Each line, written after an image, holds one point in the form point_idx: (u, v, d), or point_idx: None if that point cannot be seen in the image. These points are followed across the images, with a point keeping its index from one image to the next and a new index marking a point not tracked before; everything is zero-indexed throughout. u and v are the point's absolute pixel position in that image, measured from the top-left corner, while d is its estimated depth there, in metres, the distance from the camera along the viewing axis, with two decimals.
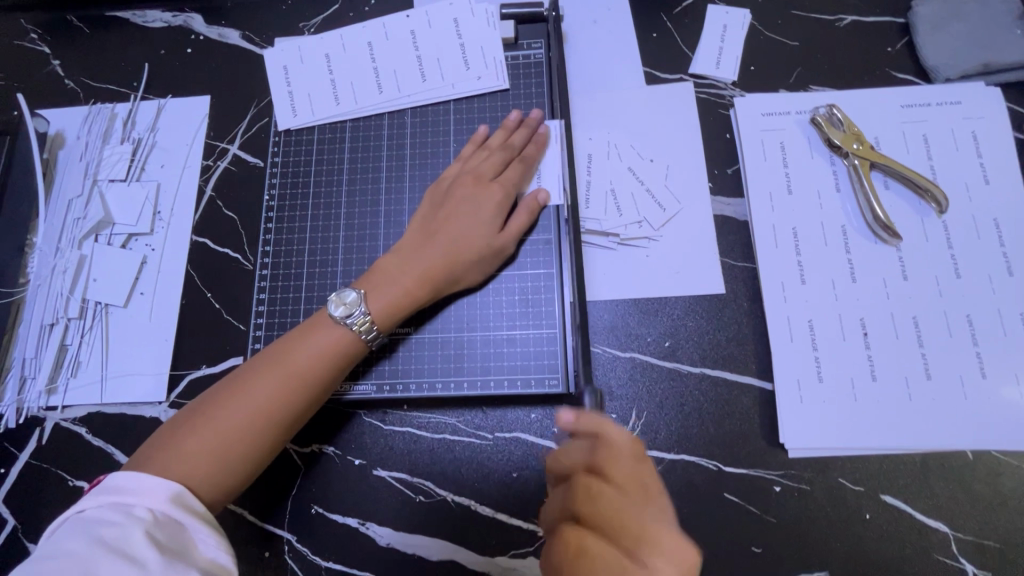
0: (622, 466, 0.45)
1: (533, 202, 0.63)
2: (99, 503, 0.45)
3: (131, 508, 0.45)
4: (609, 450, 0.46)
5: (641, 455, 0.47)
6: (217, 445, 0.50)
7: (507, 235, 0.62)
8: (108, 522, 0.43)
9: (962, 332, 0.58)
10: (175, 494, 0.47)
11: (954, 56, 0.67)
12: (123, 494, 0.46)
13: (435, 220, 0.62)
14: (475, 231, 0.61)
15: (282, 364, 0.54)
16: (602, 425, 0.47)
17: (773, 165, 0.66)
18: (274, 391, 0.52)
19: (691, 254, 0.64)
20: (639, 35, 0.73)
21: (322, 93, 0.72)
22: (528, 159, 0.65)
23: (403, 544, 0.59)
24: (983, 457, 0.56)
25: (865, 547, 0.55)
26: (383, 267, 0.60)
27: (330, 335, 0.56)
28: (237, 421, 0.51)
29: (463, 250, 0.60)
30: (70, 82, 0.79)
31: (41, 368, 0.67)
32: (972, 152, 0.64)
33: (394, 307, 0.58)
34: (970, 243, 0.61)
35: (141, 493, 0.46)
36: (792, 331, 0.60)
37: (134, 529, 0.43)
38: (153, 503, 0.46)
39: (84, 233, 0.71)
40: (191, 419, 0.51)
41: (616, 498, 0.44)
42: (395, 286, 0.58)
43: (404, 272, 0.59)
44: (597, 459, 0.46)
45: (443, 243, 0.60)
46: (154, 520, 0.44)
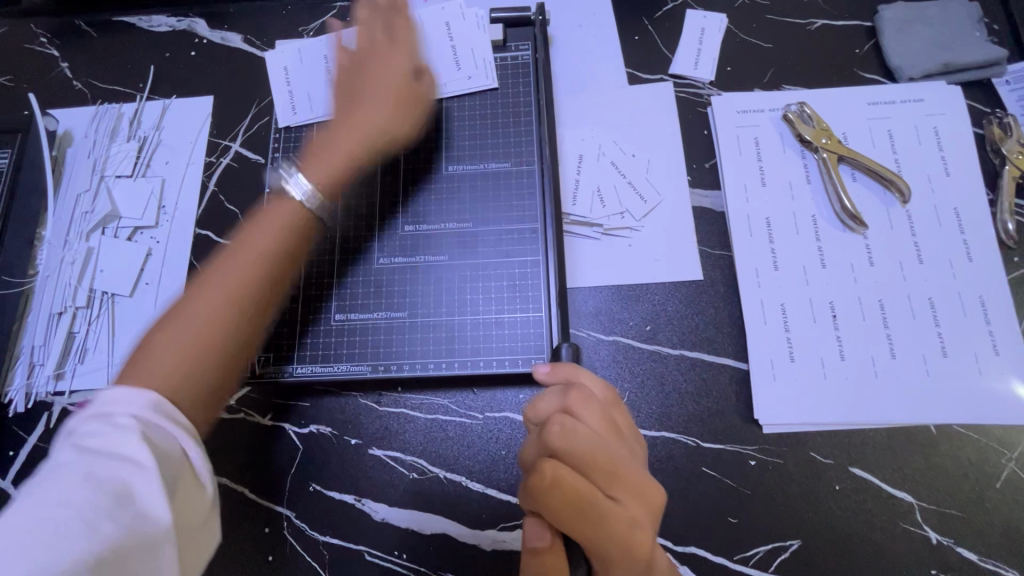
0: (593, 407, 0.50)
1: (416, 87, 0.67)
2: (84, 416, 0.41)
3: (114, 417, 0.40)
4: (582, 392, 0.50)
5: (611, 403, 0.52)
6: (179, 357, 0.46)
7: (412, 78, 0.67)
8: (93, 432, 0.40)
9: (924, 313, 0.62)
10: (155, 402, 0.42)
11: (917, 56, 0.71)
12: (102, 408, 0.41)
13: (347, 90, 0.66)
14: (385, 114, 0.65)
15: (250, 241, 0.53)
16: (573, 372, 0.54)
17: (748, 159, 0.70)
18: (250, 265, 0.52)
19: (670, 243, 0.68)
20: (621, 38, 0.77)
21: (320, 92, 0.76)
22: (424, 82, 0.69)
23: (397, 519, 0.62)
24: (945, 431, 0.59)
25: (835, 517, 0.58)
26: (320, 147, 0.62)
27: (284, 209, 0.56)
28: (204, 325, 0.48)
29: (381, 126, 0.64)
30: (78, 84, 0.82)
31: (49, 356, 0.70)
32: (934, 146, 0.68)
33: (335, 167, 0.61)
34: (932, 231, 0.65)
35: (117, 404, 0.41)
36: (766, 315, 0.64)
37: (123, 436, 0.39)
38: (135, 411, 0.41)
39: (91, 226, 0.74)
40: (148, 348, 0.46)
41: (590, 434, 0.47)
42: (333, 154, 0.62)
43: (337, 144, 0.62)
44: (570, 400, 0.50)
45: (355, 123, 0.64)
46: (142, 426, 0.40)
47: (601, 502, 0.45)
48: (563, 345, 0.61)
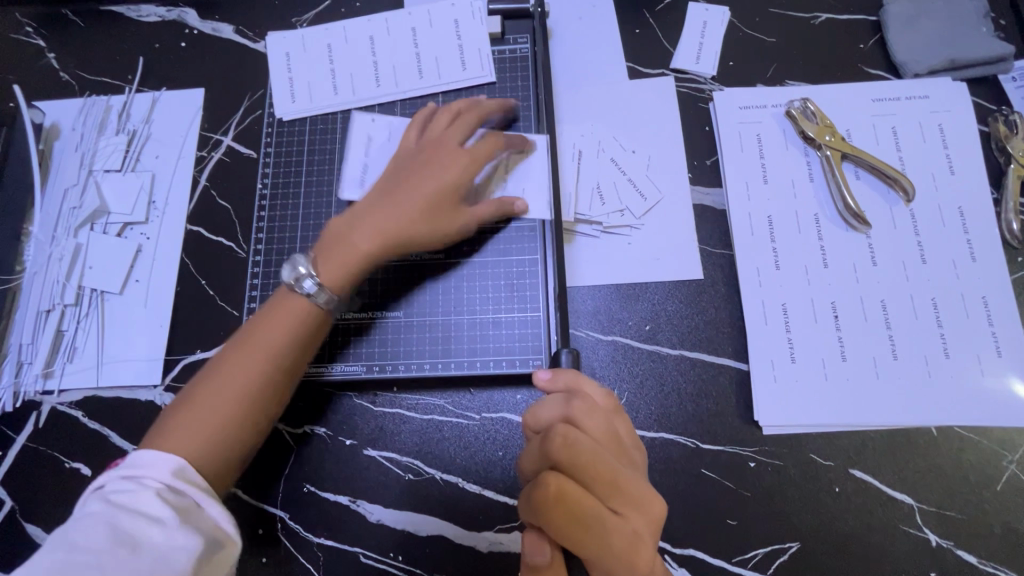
0: (598, 417, 0.48)
1: (505, 204, 0.63)
2: (115, 477, 0.47)
3: (143, 479, 0.47)
4: (585, 402, 0.49)
5: (613, 412, 0.50)
6: (196, 424, 0.51)
7: (468, 217, 0.63)
8: (124, 490, 0.46)
9: (927, 314, 0.61)
10: (178, 467, 0.48)
11: (923, 52, 0.70)
12: (134, 468, 0.48)
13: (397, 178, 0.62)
14: (433, 202, 0.61)
15: (254, 340, 0.55)
16: (574, 381, 0.53)
17: (750, 156, 0.69)
18: (263, 330, 0.56)
19: (671, 242, 0.67)
20: (622, 31, 0.75)
21: (321, 81, 0.74)
22: (500, 139, 0.66)
23: (393, 520, 0.61)
24: (946, 432, 0.59)
25: (834, 519, 0.57)
26: (336, 220, 0.61)
27: (293, 309, 0.56)
28: (221, 399, 0.53)
29: (418, 219, 0.61)
30: (65, 75, 0.80)
31: (37, 354, 0.68)
32: (938, 144, 0.67)
33: (343, 263, 0.58)
34: (935, 230, 0.64)
35: (145, 467, 0.48)
36: (767, 315, 0.63)
37: (149, 493, 0.45)
38: (162, 475, 0.48)
39: (80, 222, 0.72)
40: (181, 406, 0.53)
41: (594, 445, 0.46)
42: (345, 245, 0.59)
43: (359, 228, 0.60)
44: (574, 411, 0.48)
45: (403, 207, 0.61)
46: (168, 488, 0.47)
47: (603, 516, 0.44)
48: (563, 351, 0.59)
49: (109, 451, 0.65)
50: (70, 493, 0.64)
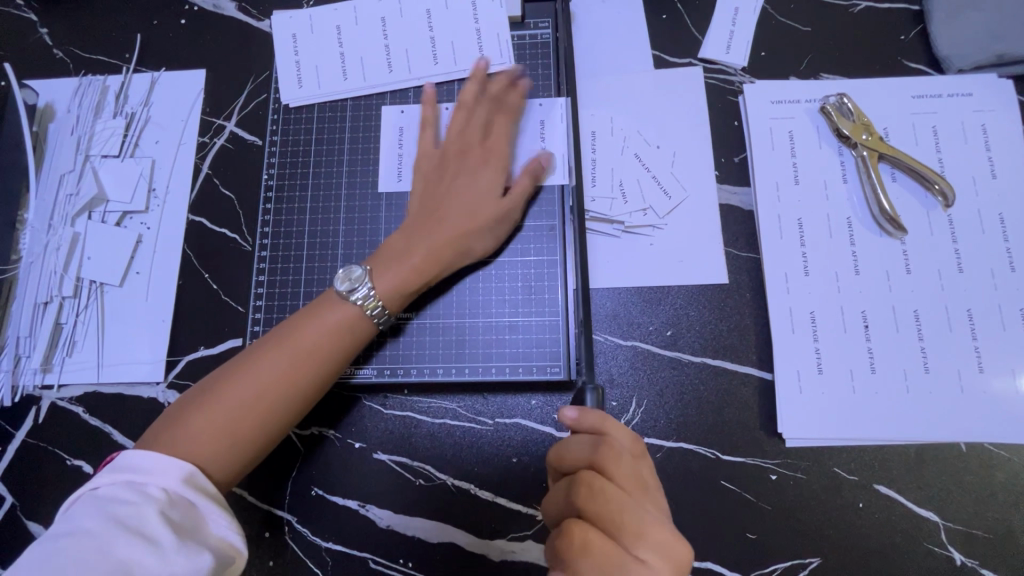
0: (624, 464, 0.47)
1: (537, 168, 0.62)
2: (115, 482, 0.45)
3: (146, 487, 0.45)
4: (613, 447, 0.47)
5: (641, 454, 0.49)
6: (225, 427, 0.50)
7: (514, 206, 0.61)
8: (122, 501, 0.44)
9: (962, 326, 0.59)
10: (186, 474, 0.46)
11: (968, 45, 0.66)
12: (138, 473, 0.46)
13: (440, 195, 0.61)
14: (479, 209, 0.60)
15: (298, 340, 0.54)
16: (603, 421, 0.49)
17: (781, 154, 0.65)
18: (304, 331, 0.54)
19: (695, 244, 0.64)
20: (649, 16, 0.71)
21: (329, 65, 0.70)
22: (530, 126, 0.64)
23: (403, 526, 0.60)
24: (976, 449, 0.57)
25: (855, 534, 0.56)
26: (391, 246, 0.59)
27: (341, 309, 0.55)
28: (254, 402, 0.51)
29: (467, 223, 0.60)
30: (59, 52, 0.76)
31: (36, 347, 0.66)
32: (981, 146, 0.63)
33: (404, 283, 0.57)
34: (975, 238, 0.61)
35: (153, 472, 0.46)
36: (794, 323, 0.61)
37: (147, 509, 0.43)
38: (166, 483, 0.46)
39: (77, 210, 0.69)
40: (207, 403, 0.50)
41: (620, 495, 0.46)
42: (403, 263, 0.58)
43: (411, 249, 0.58)
44: (601, 457, 0.47)
45: (452, 219, 0.59)
46: (169, 500, 0.45)
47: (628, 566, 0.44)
48: (588, 391, 0.55)
49: (111, 449, 0.63)
50: (71, 491, 0.62)
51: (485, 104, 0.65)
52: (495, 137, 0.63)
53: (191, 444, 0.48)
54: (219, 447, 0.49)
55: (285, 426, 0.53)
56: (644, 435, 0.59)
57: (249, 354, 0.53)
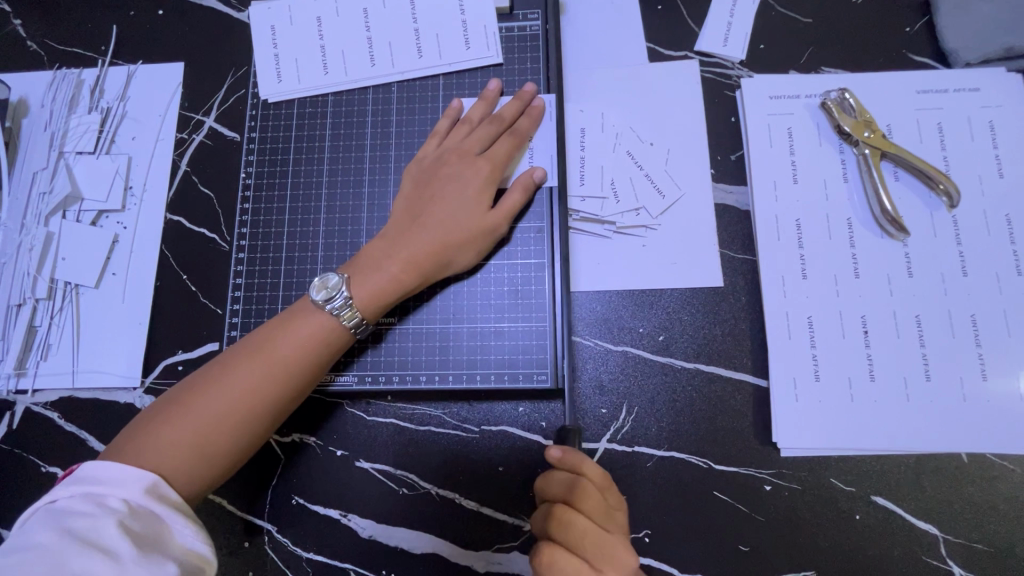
0: (600, 501, 0.46)
1: (527, 180, 0.59)
2: (73, 494, 0.43)
3: (106, 499, 0.43)
4: (587, 486, 0.46)
5: (615, 488, 0.48)
6: (190, 442, 0.47)
7: (499, 216, 0.58)
8: (79, 514, 0.41)
9: (966, 332, 0.57)
10: (149, 485, 0.44)
11: (976, 38, 0.63)
12: (97, 485, 0.44)
13: (423, 202, 0.59)
14: (463, 218, 0.58)
15: (271, 353, 0.51)
16: (581, 462, 0.48)
17: (779, 152, 0.63)
18: (276, 342, 0.52)
19: (689, 245, 0.61)
20: (643, 8, 0.68)
21: (310, 58, 0.67)
22: (521, 132, 0.61)
23: (385, 536, 0.58)
24: (978, 459, 0.55)
25: (851, 547, 0.54)
26: (372, 254, 0.57)
27: (315, 320, 0.53)
28: (221, 415, 0.49)
29: (450, 232, 0.57)
30: (33, 44, 0.73)
31: (9, 351, 0.64)
32: (987, 143, 0.61)
33: (385, 294, 0.55)
34: (980, 241, 0.59)
35: (115, 484, 0.44)
36: (791, 328, 0.58)
37: (106, 522, 0.41)
38: (128, 494, 0.44)
39: (51, 209, 0.67)
40: (174, 414, 0.48)
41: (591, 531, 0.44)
42: (383, 273, 0.55)
43: (391, 258, 0.56)
44: (575, 498, 0.46)
45: (436, 228, 0.57)
46: (129, 511, 0.43)
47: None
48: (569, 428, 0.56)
49: (87, 456, 0.62)
50: (46, 498, 0.61)
51: (481, 110, 0.63)
52: (484, 142, 0.61)
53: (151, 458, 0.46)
54: (180, 465, 0.47)
55: (254, 442, 0.51)
56: (634, 443, 0.57)
57: (219, 366, 0.51)
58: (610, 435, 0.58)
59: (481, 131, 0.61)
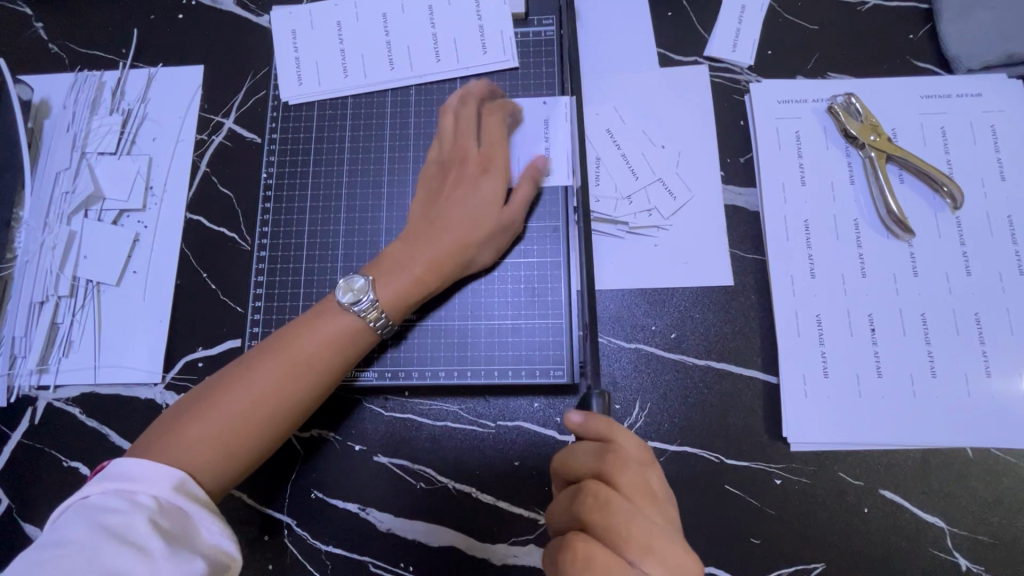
0: (631, 470, 0.46)
1: (535, 171, 0.62)
2: (104, 490, 0.45)
3: (136, 495, 0.44)
4: (615, 456, 0.46)
5: (647, 461, 0.48)
6: (218, 439, 0.49)
7: (516, 211, 0.61)
8: (111, 510, 0.43)
9: (970, 330, 0.58)
10: (178, 482, 0.46)
11: (977, 45, 0.65)
12: (128, 481, 0.45)
13: (444, 203, 0.60)
14: (482, 217, 0.59)
15: (296, 347, 0.53)
16: (611, 429, 0.48)
17: (788, 155, 0.64)
18: (301, 341, 0.53)
19: (700, 245, 0.63)
20: (654, 14, 0.70)
21: (329, 61, 0.69)
22: (529, 127, 0.63)
23: (403, 529, 0.59)
24: (982, 454, 0.56)
25: (859, 540, 0.56)
26: (395, 255, 0.58)
27: (338, 320, 0.55)
28: (248, 413, 0.50)
29: (471, 234, 0.59)
30: (54, 47, 0.74)
31: (32, 348, 0.65)
32: (990, 147, 0.63)
33: (409, 294, 0.57)
34: (983, 241, 0.60)
35: (145, 481, 0.45)
36: (800, 326, 0.60)
37: (137, 518, 0.42)
38: (157, 491, 0.45)
39: (73, 208, 0.68)
40: (202, 412, 0.50)
41: (622, 506, 0.44)
42: (407, 274, 0.57)
43: (414, 258, 0.57)
44: (605, 464, 0.46)
45: (457, 229, 0.59)
46: (159, 507, 0.44)
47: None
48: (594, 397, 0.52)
49: (108, 451, 0.63)
50: (68, 493, 0.62)
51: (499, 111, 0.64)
52: (499, 141, 0.63)
53: (186, 450, 0.48)
54: (213, 457, 0.48)
55: (279, 438, 0.52)
56: (647, 438, 0.59)
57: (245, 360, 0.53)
58: (624, 430, 0.59)
59: (499, 134, 0.63)
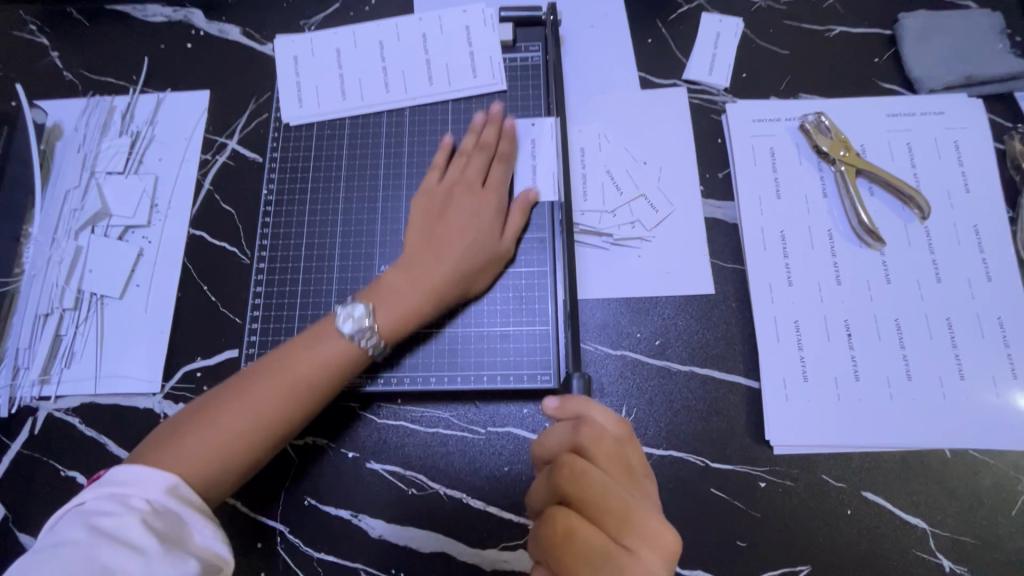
0: (608, 447, 0.47)
1: (525, 201, 0.65)
2: (98, 495, 0.45)
3: (130, 499, 0.45)
4: (591, 429, 0.48)
5: (628, 437, 0.49)
6: (213, 445, 0.50)
7: (507, 237, 0.64)
8: (107, 513, 0.44)
9: (943, 334, 0.60)
10: (171, 486, 0.47)
11: (938, 67, 0.69)
12: (122, 486, 0.46)
13: (435, 229, 0.63)
14: (480, 248, 0.62)
15: (296, 364, 0.55)
16: (584, 407, 0.50)
17: (763, 169, 0.68)
18: (300, 353, 0.56)
19: (682, 255, 0.66)
20: (635, 41, 0.75)
21: (329, 85, 0.73)
22: (505, 156, 0.67)
23: (395, 536, 0.60)
24: (961, 456, 0.58)
25: (843, 542, 0.56)
26: (392, 282, 0.60)
27: (336, 335, 0.57)
28: (244, 421, 0.52)
29: (467, 261, 0.62)
30: (69, 74, 0.79)
31: (35, 359, 0.67)
32: (954, 161, 0.66)
33: (407, 318, 0.59)
34: (951, 249, 0.63)
35: (138, 485, 0.46)
36: (779, 332, 0.62)
37: (131, 520, 0.43)
38: (151, 494, 0.46)
39: (80, 224, 0.71)
40: (200, 419, 0.51)
41: (603, 479, 0.45)
42: (406, 301, 0.59)
43: (413, 286, 0.60)
44: (581, 440, 0.48)
45: (453, 256, 0.61)
46: (153, 510, 0.45)
47: (614, 555, 0.43)
48: (574, 378, 0.58)
49: (105, 460, 0.64)
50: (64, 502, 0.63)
51: (472, 142, 0.68)
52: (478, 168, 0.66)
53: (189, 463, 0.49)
54: (215, 468, 0.50)
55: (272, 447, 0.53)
56: None
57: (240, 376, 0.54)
58: None
59: (477, 163, 0.66)
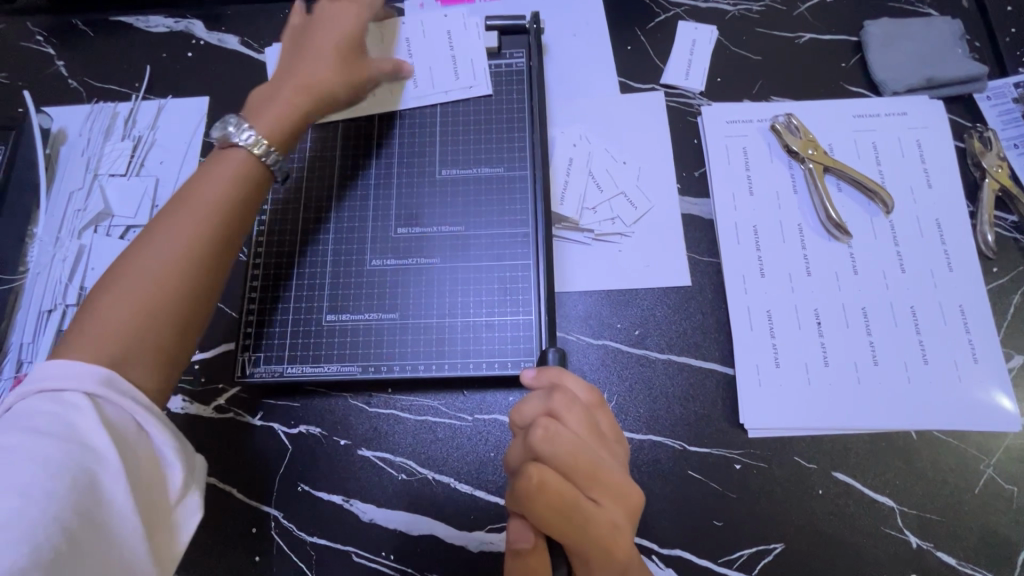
0: (579, 412, 0.51)
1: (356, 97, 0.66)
2: (28, 396, 0.44)
3: (63, 395, 0.44)
4: (564, 394, 0.51)
5: (596, 406, 0.53)
6: (136, 321, 0.48)
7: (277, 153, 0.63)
8: (42, 412, 0.43)
9: (907, 321, 0.63)
10: (104, 376, 0.45)
11: (901, 71, 0.73)
12: (49, 384, 0.44)
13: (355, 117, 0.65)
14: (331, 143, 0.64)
15: (189, 232, 0.53)
16: (558, 376, 0.54)
17: (736, 168, 0.71)
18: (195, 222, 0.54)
19: (660, 249, 0.69)
20: (615, 48, 0.79)
21: None
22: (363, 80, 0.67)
23: (385, 519, 0.62)
24: (926, 437, 0.61)
25: (815, 520, 0.59)
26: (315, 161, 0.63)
27: (220, 199, 0.55)
28: (162, 292, 0.50)
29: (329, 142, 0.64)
30: (74, 82, 0.82)
31: (38, 353, 0.70)
32: (916, 158, 0.70)
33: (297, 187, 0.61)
34: (915, 241, 0.66)
35: (65, 379, 0.44)
36: (752, 320, 0.65)
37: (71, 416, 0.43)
38: (83, 384, 0.44)
39: (84, 224, 0.74)
40: (115, 307, 0.49)
41: (575, 439, 0.48)
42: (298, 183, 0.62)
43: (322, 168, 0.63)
44: (554, 404, 0.51)
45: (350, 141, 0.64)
46: (91, 402, 0.44)
47: (580, 508, 0.47)
48: (552, 349, 0.60)
49: None
50: None
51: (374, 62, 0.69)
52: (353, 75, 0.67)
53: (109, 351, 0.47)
54: (136, 353, 0.48)
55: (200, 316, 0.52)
56: None
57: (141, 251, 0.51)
58: None
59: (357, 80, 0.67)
